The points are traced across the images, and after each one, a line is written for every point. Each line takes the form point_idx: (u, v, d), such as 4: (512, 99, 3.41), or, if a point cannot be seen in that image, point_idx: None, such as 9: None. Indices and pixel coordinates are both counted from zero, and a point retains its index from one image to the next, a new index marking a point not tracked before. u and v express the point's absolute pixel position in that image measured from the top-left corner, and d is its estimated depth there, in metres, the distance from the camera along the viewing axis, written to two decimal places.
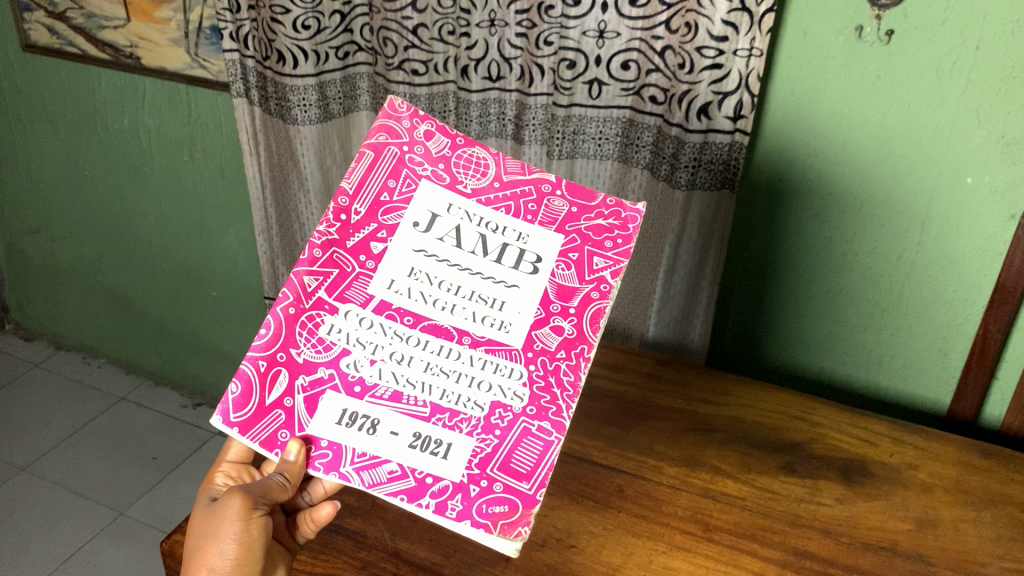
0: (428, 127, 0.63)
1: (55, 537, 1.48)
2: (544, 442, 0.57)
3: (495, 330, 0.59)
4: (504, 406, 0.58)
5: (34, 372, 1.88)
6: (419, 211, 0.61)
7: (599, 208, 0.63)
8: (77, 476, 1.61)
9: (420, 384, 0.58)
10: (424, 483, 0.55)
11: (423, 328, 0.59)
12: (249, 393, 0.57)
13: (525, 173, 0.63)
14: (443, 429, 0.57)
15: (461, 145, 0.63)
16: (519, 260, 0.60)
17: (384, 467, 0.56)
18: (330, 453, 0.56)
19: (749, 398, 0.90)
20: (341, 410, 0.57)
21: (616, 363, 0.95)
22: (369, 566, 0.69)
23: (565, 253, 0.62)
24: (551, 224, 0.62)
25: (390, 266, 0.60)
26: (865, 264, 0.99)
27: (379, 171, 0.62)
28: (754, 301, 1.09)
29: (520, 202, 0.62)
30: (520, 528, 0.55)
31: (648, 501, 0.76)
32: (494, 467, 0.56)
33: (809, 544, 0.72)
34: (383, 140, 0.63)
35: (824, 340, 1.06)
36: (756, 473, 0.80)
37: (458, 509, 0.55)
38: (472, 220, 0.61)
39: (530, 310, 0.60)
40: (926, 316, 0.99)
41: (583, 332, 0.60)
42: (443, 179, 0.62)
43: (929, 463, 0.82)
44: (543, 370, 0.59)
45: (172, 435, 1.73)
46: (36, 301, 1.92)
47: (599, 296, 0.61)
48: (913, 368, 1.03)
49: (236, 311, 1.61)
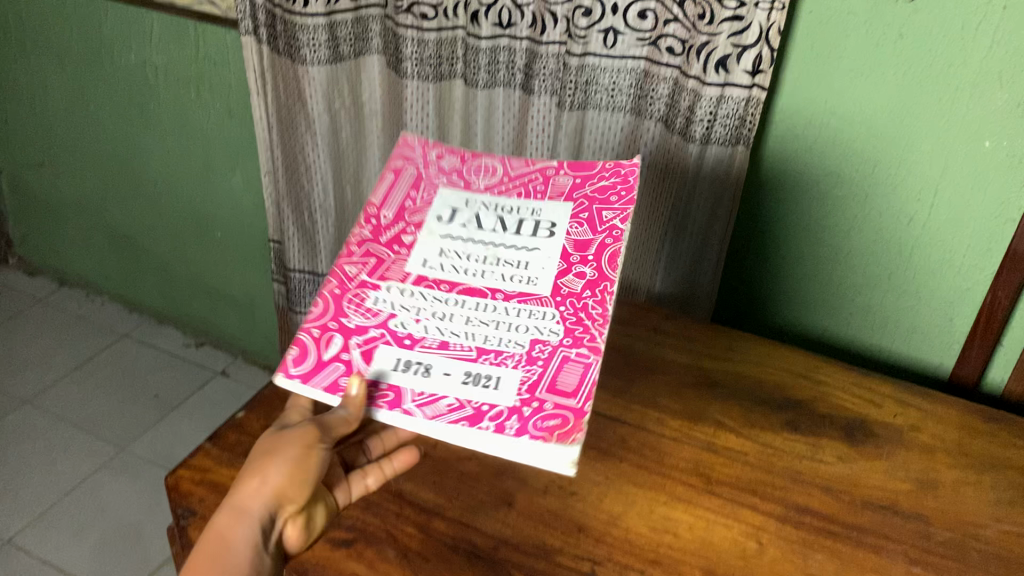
0: (438, 150, 0.75)
1: (57, 470, 1.50)
2: (584, 364, 0.58)
3: (525, 284, 0.64)
4: (542, 339, 0.60)
5: (37, 307, 1.88)
6: (440, 207, 0.70)
7: (599, 175, 0.72)
8: (80, 411, 1.63)
9: (464, 333, 0.60)
10: (481, 410, 0.55)
11: (460, 291, 0.63)
12: (308, 353, 0.60)
13: (528, 167, 0.73)
14: (490, 366, 0.58)
15: (470, 159, 0.74)
16: (536, 228, 0.68)
17: (442, 401, 0.56)
18: (391, 394, 0.57)
19: (755, 355, 0.90)
20: (395, 359, 0.59)
21: (623, 316, 0.95)
22: (373, 507, 0.69)
23: (576, 215, 0.68)
24: (559, 197, 0.70)
25: (421, 249, 0.67)
26: (876, 226, 0.99)
27: (401, 186, 0.72)
28: (762, 260, 1.08)
29: (529, 185, 0.71)
30: (576, 434, 0.53)
31: (651, 453, 0.77)
32: (542, 390, 0.56)
33: (811, 501, 0.73)
34: (403, 163, 0.74)
35: (831, 301, 1.06)
36: (759, 428, 0.80)
37: (516, 427, 0.54)
38: (489, 207, 0.69)
39: (553, 265, 0.65)
40: (933, 282, 0.99)
41: (601, 274, 0.64)
42: (459, 183, 0.72)
43: (932, 425, 0.82)
44: (573, 305, 0.62)
45: (175, 372, 1.74)
46: (40, 237, 1.91)
47: (613, 240, 0.66)
48: (918, 333, 1.03)
49: (240, 252, 1.61)
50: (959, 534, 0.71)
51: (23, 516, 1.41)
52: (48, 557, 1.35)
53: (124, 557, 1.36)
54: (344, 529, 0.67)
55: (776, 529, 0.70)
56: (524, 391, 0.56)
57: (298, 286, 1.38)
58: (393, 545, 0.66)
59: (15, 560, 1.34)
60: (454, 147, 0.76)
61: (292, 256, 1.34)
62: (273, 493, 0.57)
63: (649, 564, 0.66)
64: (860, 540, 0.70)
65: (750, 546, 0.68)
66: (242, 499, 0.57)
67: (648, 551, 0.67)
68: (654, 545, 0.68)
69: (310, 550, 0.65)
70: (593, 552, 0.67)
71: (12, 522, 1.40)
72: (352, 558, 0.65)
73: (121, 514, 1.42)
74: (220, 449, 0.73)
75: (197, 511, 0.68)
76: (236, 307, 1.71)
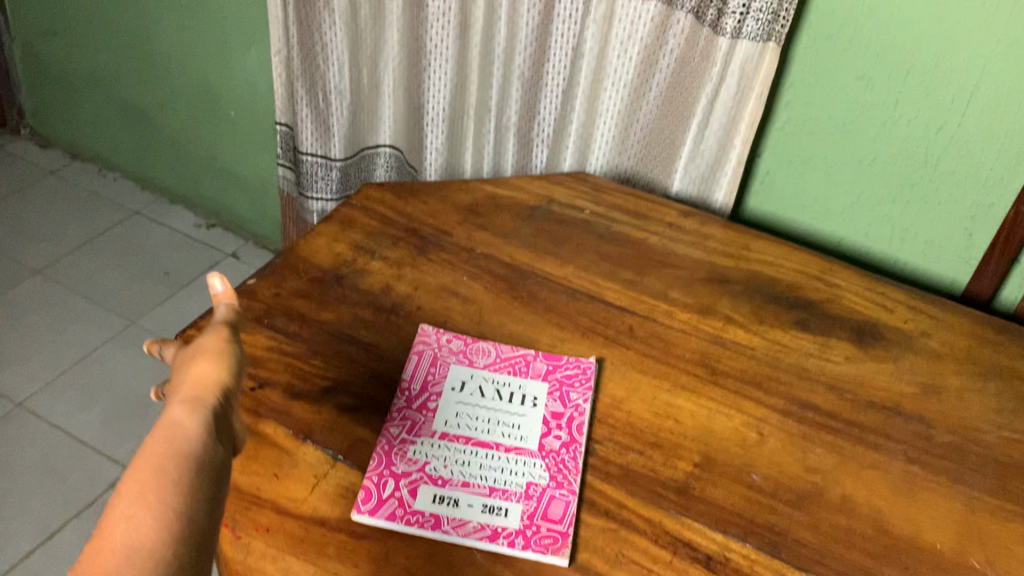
0: (447, 334, 0.75)
1: (68, 340, 1.52)
2: (565, 498, 0.62)
3: (514, 440, 0.67)
4: (536, 482, 0.63)
5: (49, 179, 1.88)
6: (454, 381, 0.71)
7: (567, 362, 0.74)
8: (90, 284, 1.64)
9: (479, 475, 0.64)
10: (497, 531, 0.60)
11: (474, 444, 0.66)
12: (367, 490, 0.61)
13: (515, 351, 0.74)
14: (500, 499, 0.62)
15: (472, 341, 0.75)
16: (521, 401, 0.70)
17: (470, 523, 0.60)
18: (430, 518, 0.60)
19: (771, 254, 0.89)
20: (433, 494, 0.62)
21: (638, 210, 0.94)
22: (380, 376, 0.70)
23: (557, 393, 0.71)
24: (538, 375, 0.72)
25: (439, 412, 0.68)
26: (902, 134, 0.96)
27: (421, 362, 0.72)
28: (783, 164, 1.06)
29: (518, 368, 0.73)
30: (565, 549, 0.59)
31: (659, 343, 0.77)
32: (538, 517, 0.61)
33: (814, 397, 0.73)
34: (419, 347, 0.73)
35: (850, 209, 1.05)
36: (768, 326, 0.80)
37: (521, 542, 0.59)
38: (490, 386, 0.71)
39: (534, 432, 0.68)
40: (956, 195, 0.97)
41: (575, 437, 0.67)
42: (465, 360, 0.73)
43: (941, 333, 0.82)
44: (559, 461, 0.65)
45: (185, 252, 1.74)
46: (53, 108, 1.89)
47: (580, 415, 0.69)
48: (934, 246, 1.01)
49: (253, 134, 1.59)
50: (959, 437, 0.71)
51: (35, 381, 1.44)
52: (58, 421, 1.38)
53: (132, 426, 1.39)
54: (351, 395, 0.68)
55: (777, 422, 0.71)
56: (530, 519, 0.61)
57: (309, 171, 1.33)
58: (398, 413, 0.67)
59: (26, 422, 1.37)
60: (460, 329, 0.76)
61: (304, 139, 1.29)
62: (221, 389, 0.51)
63: (650, 446, 0.67)
64: (861, 436, 0.70)
65: (751, 435, 0.69)
66: (191, 392, 0.49)
67: (649, 434, 0.68)
68: (655, 428, 0.69)
69: (317, 413, 0.66)
70: (595, 432, 0.68)
71: (23, 386, 1.43)
72: (358, 423, 0.66)
73: (130, 386, 1.45)
74: None
75: None
76: (248, 190, 1.70)
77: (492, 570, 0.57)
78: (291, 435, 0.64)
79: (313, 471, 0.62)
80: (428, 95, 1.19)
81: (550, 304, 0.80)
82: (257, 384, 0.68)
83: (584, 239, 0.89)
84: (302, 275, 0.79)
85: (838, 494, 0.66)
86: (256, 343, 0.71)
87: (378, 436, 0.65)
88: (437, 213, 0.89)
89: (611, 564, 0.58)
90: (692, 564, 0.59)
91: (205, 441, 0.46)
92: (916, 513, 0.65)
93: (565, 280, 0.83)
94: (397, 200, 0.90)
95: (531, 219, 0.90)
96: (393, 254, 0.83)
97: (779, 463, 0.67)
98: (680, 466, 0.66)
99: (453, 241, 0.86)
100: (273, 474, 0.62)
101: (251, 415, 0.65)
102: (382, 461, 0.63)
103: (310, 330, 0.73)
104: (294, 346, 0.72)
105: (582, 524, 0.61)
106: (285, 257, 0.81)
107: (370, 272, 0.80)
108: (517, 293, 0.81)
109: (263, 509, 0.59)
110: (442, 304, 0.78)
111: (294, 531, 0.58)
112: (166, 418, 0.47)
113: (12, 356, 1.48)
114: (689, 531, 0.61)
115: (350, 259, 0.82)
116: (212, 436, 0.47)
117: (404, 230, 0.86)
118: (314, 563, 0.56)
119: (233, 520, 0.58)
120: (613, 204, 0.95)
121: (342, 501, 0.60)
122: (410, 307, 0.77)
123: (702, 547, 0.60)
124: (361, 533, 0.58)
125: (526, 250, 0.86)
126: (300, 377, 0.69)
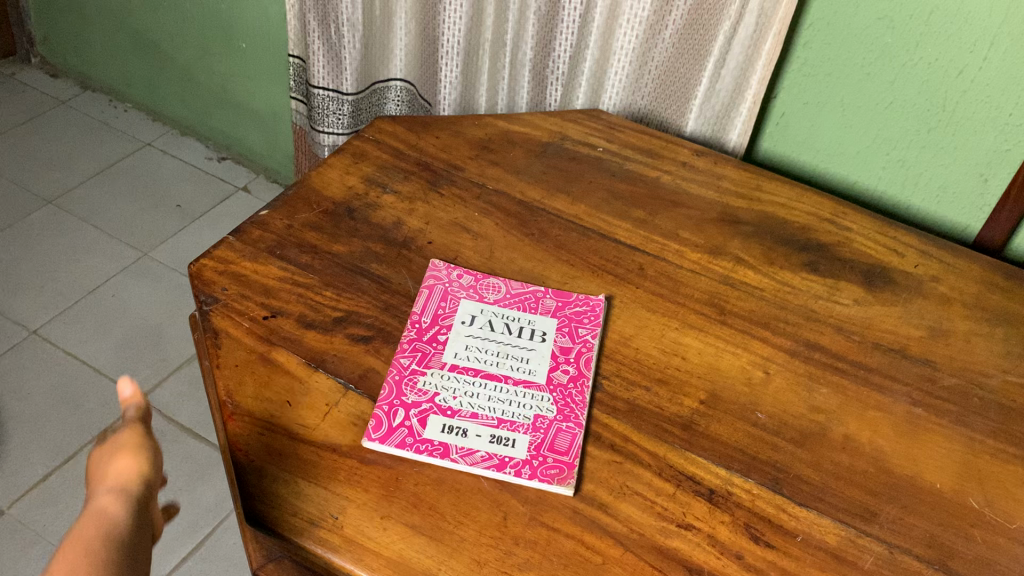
0: (458, 270, 0.75)
1: (80, 270, 1.53)
2: (572, 429, 0.63)
3: (523, 373, 0.68)
4: (544, 415, 0.65)
5: (60, 109, 1.87)
6: (464, 316, 0.71)
7: (577, 300, 0.74)
8: (102, 215, 1.64)
9: (488, 406, 0.65)
10: (504, 460, 0.61)
11: (483, 376, 0.67)
12: (379, 418, 0.62)
13: (525, 287, 0.75)
14: (508, 431, 0.63)
15: (482, 277, 0.75)
16: (529, 336, 0.71)
17: (478, 453, 0.61)
18: (439, 447, 0.61)
19: (784, 196, 0.89)
20: (442, 424, 0.63)
21: (652, 149, 0.93)
22: (391, 308, 0.71)
23: (565, 329, 0.72)
24: (548, 311, 0.73)
25: (449, 345, 0.69)
26: (921, 76, 0.95)
27: (432, 296, 0.72)
28: (799, 105, 1.05)
29: (527, 303, 0.73)
30: (571, 479, 0.60)
31: (668, 282, 0.77)
32: (544, 448, 0.62)
33: (821, 338, 0.74)
34: (431, 282, 0.74)
35: (865, 153, 1.04)
36: (778, 267, 0.80)
37: (528, 472, 0.60)
38: (498, 322, 0.71)
39: (542, 365, 0.69)
40: (972, 140, 0.96)
41: (583, 372, 0.68)
42: (475, 296, 0.73)
43: (952, 278, 0.82)
44: (567, 395, 0.66)
45: (197, 184, 1.74)
46: (63, 36, 1.88)
47: (588, 349, 0.70)
48: (949, 192, 1.01)
49: (265, 65, 1.58)
50: (964, 381, 0.72)
51: (49, 310, 1.46)
52: (72, 349, 1.40)
53: (145, 356, 1.41)
54: (362, 326, 0.69)
55: (784, 362, 0.71)
56: (537, 450, 0.62)
57: (320, 106, 1.32)
58: (409, 344, 0.68)
59: (41, 349, 1.39)
60: (470, 265, 0.76)
61: (316, 73, 1.29)
62: (144, 479, 0.46)
63: (657, 382, 0.68)
64: (866, 378, 0.71)
65: (757, 374, 0.70)
66: (114, 482, 0.45)
67: (657, 370, 0.69)
68: (662, 365, 0.70)
69: (329, 342, 0.67)
70: (602, 367, 0.69)
71: (37, 314, 1.45)
72: (369, 353, 0.67)
73: (143, 316, 1.47)
74: (244, 243, 0.75)
75: (220, 298, 0.69)
76: (259, 123, 1.70)
77: (499, 497, 0.59)
78: (303, 363, 0.65)
79: (324, 399, 0.63)
80: (444, 27, 1.17)
81: (561, 242, 0.80)
82: (270, 314, 0.69)
83: (596, 177, 0.88)
84: (314, 207, 0.79)
85: (842, 433, 0.66)
86: (268, 273, 0.72)
87: (388, 366, 0.66)
88: (449, 148, 0.89)
89: (615, 494, 0.60)
90: (695, 498, 0.60)
91: (132, 533, 0.42)
92: (918, 453, 0.66)
93: (576, 217, 0.83)
94: (409, 134, 0.90)
95: (543, 156, 0.90)
96: (405, 188, 0.83)
97: (784, 402, 0.68)
98: (685, 403, 0.67)
99: (464, 176, 0.86)
100: (286, 401, 0.63)
101: (264, 344, 0.66)
102: (392, 390, 0.64)
103: (322, 262, 0.74)
104: (306, 278, 0.72)
105: (588, 456, 0.62)
106: (297, 189, 0.81)
107: (382, 206, 0.80)
108: (528, 229, 0.81)
109: (276, 433, 0.60)
110: (453, 239, 0.78)
111: (307, 456, 0.59)
112: (87, 515, 0.42)
113: (26, 284, 1.49)
114: (693, 466, 0.62)
115: (362, 192, 0.82)
116: (139, 527, 0.43)
117: (416, 164, 0.86)
118: (325, 486, 0.58)
119: (247, 444, 0.60)
120: (626, 143, 0.94)
121: (353, 429, 0.61)
122: (421, 241, 0.78)
123: (706, 482, 0.61)
124: (372, 460, 0.60)
125: (538, 187, 0.86)
126: (311, 308, 0.70)
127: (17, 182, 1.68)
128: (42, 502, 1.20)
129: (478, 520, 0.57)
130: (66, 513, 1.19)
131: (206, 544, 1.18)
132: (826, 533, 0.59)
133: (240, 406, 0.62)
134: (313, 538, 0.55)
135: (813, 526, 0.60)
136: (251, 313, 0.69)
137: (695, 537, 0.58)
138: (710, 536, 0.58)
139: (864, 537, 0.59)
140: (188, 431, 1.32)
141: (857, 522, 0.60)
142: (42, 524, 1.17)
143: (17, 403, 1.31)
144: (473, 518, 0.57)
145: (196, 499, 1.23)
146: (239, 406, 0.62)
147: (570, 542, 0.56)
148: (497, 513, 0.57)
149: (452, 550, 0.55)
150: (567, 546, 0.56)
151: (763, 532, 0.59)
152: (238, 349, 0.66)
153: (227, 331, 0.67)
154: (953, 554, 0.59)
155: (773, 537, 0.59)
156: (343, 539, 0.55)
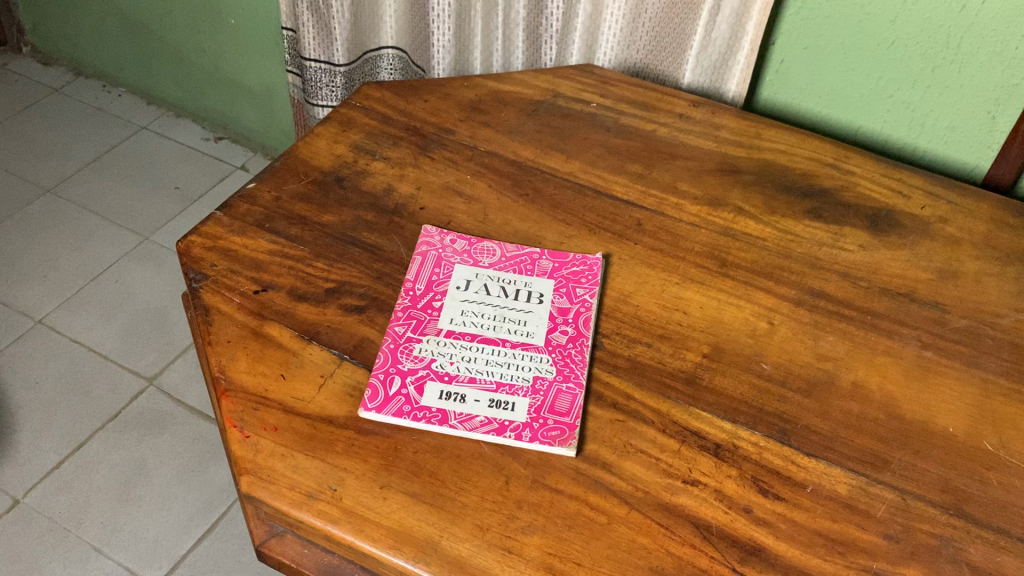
0: (452, 236, 0.74)
1: (83, 257, 1.53)
2: (572, 391, 0.62)
3: (520, 334, 0.67)
4: (543, 376, 0.63)
5: (54, 97, 1.86)
6: (460, 280, 0.70)
7: (574, 259, 0.73)
8: (102, 201, 1.64)
9: (485, 370, 0.63)
10: (504, 424, 0.60)
11: (480, 340, 0.66)
12: (377, 388, 0.61)
13: (521, 249, 0.73)
14: (507, 394, 0.62)
15: (477, 242, 0.74)
16: (526, 298, 0.69)
17: (478, 418, 0.60)
18: (438, 413, 0.60)
19: (785, 142, 0.87)
20: (441, 391, 0.61)
21: (647, 102, 0.91)
22: (384, 277, 0.69)
23: (560, 289, 0.70)
24: (544, 273, 0.71)
25: (446, 311, 0.68)
26: (925, 13, 0.91)
27: (426, 264, 0.71)
28: (799, 50, 1.02)
29: (522, 265, 0.72)
30: (572, 440, 0.59)
31: (668, 236, 0.76)
32: (545, 411, 0.61)
33: (826, 286, 0.72)
34: (425, 249, 0.72)
35: (868, 96, 1.01)
36: (780, 216, 0.78)
37: (530, 434, 0.59)
38: (494, 285, 0.70)
39: (540, 326, 0.67)
40: (978, 77, 0.93)
41: (581, 331, 0.67)
42: (469, 261, 0.72)
43: (960, 218, 0.79)
44: (565, 355, 0.65)
45: (196, 165, 1.73)
46: (52, 23, 1.86)
47: (586, 309, 0.68)
48: (956, 132, 0.98)
49: (255, 40, 1.56)
50: (975, 322, 0.70)
51: (53, 298, 1.46)
52: (78, 336, 1.40)
53: (151, 340, 1.41)
54: (355, 296, 0.68)
55: (789, 311, 0.70)
56: (537, 412, 0.61)
57: (313, 78, 1.31)
58: (403, 312, 0.67)
59: (47, 338, 1.39)
60: (463, 231, 0.74)
61: (307, 44, 1.27)
62: None
63: (658, 338, 0.67)
64: (873, 324, 0.69)
65: (761, 325, 0.68)
66: None
67: (658, 326, 0.67)
68: (664, 321, 0.68)
69: (322, 314, 0.66)
70: (602, 325, 0.67)
71: (41, 303, 1.45)
72: (363, 323, 0.66)
73: (147, 300, 1.47)
74: (232, 218, 0.73)
75: (209, 275, 0.68)
76: (254, 100, 1.68)
77: (500, 461, 0.57)
78: (295, 335, 0.64)
79: (319, 371, 0.62)
80: None
81: (556, 201, 0.78)
82: (261, 288, 0.68)
83: (590, 133, 0.86)
84: (302, 177, 0.78)
85: (850, 381, 0.65)
86: (257, 247, 0.71)
87: (384, 335, 0.65)
88: (439, 111, 0.87)
89: (619, 453, 0.58)
90: (701, 454, 0.59)
91: None
92: (929, 398, 0.64)
93: (570, 175, 0.81)
94: (398, 99, 0.88)
95: (535, 114, 0.88)
96: (394, 154, 0.81)
97: (789, 352, 0.66)
98: (688, 358, 0.65)
99: (455, 139, 0.84)
100: (279, 374, 0.62)
101: (255, 318, 0.65)
102: (388, 358, 0.63)
103: (313, 234, 0.72)
104: (296, 250, 0.71)
105: (590, 416, 0.61)
106: (285, 160, 0.80)
107: (371, 173, 0.79)
108: (522, 190, 0.79)
109: (270, 407, 0.60)
110: (446, 203, 0.77)
111: (303, 429, 0.58)
112: None
113: (28, 274, 1.49)
114: (697, 421, 0.61)
115: (350, 159, 0.80)
116: None
117: (404, 129, 0.84)
118: (323, 459, 0.57)
119: (241, 419, 0.59)
120: (621, 97, 0.92)
121: (349, 400, 0.60)
122: (413, 207, 0.76)
123: (711, 437, 0.60)
124: (370, 430, 0.59)
125: (531, 146, 0.84)
126: (302, 280, 0.68)
127: (14, 172, 1.68)
128: (56, 489, 1.20)
129: (479, 485, 0.56)
130: (81, 500, 1.19)
131: (221, 523, 1.19)
132: (837, 482, 0.58)
133: (233, 382, 0.61)
134: (312, 511, 0.54)
135: (822, 477, 0.58)
136: (242, 288, 0.67)
137: (701, 492, 0.57)
138: (717, 491, 0.57)
139: (876, 485, 0.58)
140: (197, 412, 1.32)
141: (868, 470, 0.59)
142: (58, 511, 1.18)
143: (26, 392, 1.32)
144: (474, 484, 0.56)
145: (210, 479, 1.23)
146: (233, 382, 0.61)
147: (574, 503, 0.55)
148: (499, 477, 0.56)
149: (453, 517, 0.54)
150: (570, 508, 0.55)
151: (771, 485, 0.58)
152: (230, 325, 0.65)
153: (218, 307, 0.66)
154: (968, 498, 0.58)
155: (782, 489, 0.57)
156: (343, 511, 0.54)
